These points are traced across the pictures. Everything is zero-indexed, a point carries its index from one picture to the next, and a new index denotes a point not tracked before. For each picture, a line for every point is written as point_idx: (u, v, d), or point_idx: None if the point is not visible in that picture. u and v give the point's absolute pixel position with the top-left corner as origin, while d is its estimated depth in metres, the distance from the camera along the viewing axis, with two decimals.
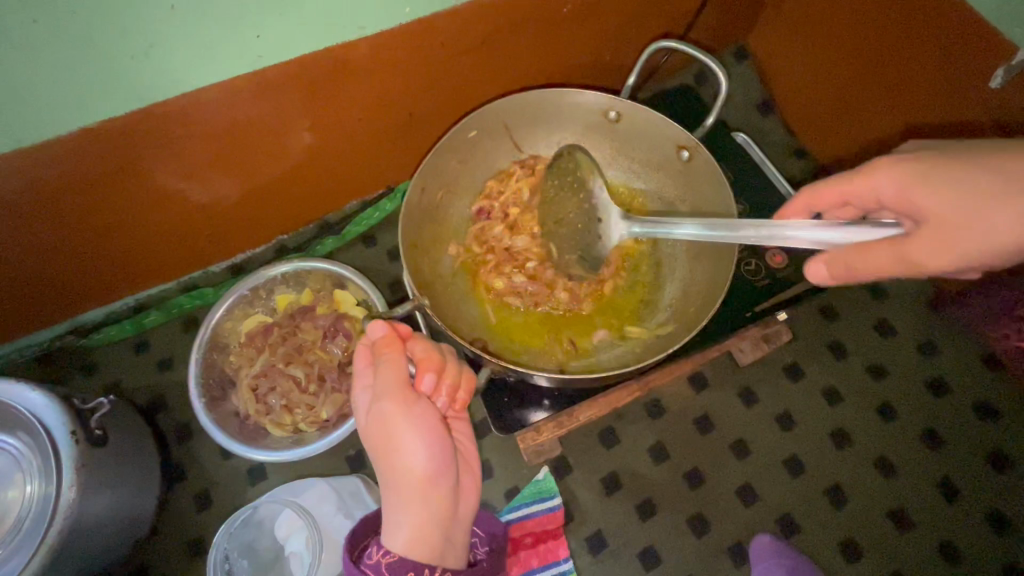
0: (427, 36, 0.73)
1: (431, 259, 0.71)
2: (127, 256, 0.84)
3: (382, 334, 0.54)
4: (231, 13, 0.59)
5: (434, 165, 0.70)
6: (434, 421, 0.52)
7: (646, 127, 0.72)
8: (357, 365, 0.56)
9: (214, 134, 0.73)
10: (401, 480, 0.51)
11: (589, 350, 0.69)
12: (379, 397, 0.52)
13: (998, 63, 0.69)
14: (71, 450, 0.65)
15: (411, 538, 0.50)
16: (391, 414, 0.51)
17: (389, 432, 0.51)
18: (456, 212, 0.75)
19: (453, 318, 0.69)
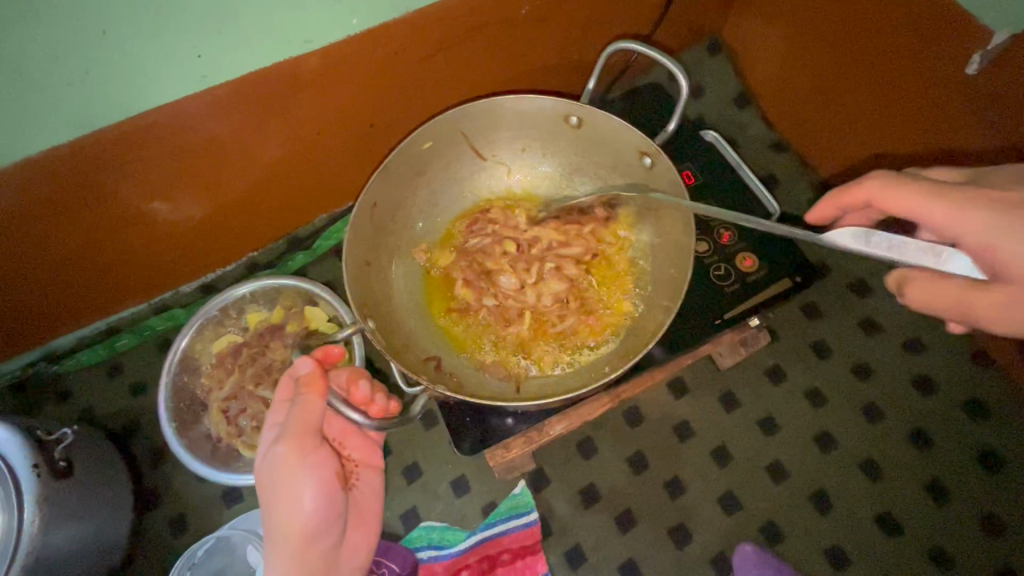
0: (380, 46, 0.71)
1: (387, 276, 0.70)
2: (92, 282, 0.83)
3: (304, 372, 0.53)
4: (168, 35, 0.58)
5: (388, 179, 0.68)
6: (326, 481, 0.52)
7: (605, 133, 0.69)
8: (277, 395, 0.56)
9: (166, 159, 0.72)
10: (285, 527, 0.51)
11: (553, 366, 0.67)
12: (275, 443, 0.52)
13: (974, 49, 0.66)
14: (32, 484, 0.64)
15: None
16: (284, 465, 0.51)
17: (282, 477, 0.51)
18: (413, 226, 0.73)
19: (408, 337, 0.67)
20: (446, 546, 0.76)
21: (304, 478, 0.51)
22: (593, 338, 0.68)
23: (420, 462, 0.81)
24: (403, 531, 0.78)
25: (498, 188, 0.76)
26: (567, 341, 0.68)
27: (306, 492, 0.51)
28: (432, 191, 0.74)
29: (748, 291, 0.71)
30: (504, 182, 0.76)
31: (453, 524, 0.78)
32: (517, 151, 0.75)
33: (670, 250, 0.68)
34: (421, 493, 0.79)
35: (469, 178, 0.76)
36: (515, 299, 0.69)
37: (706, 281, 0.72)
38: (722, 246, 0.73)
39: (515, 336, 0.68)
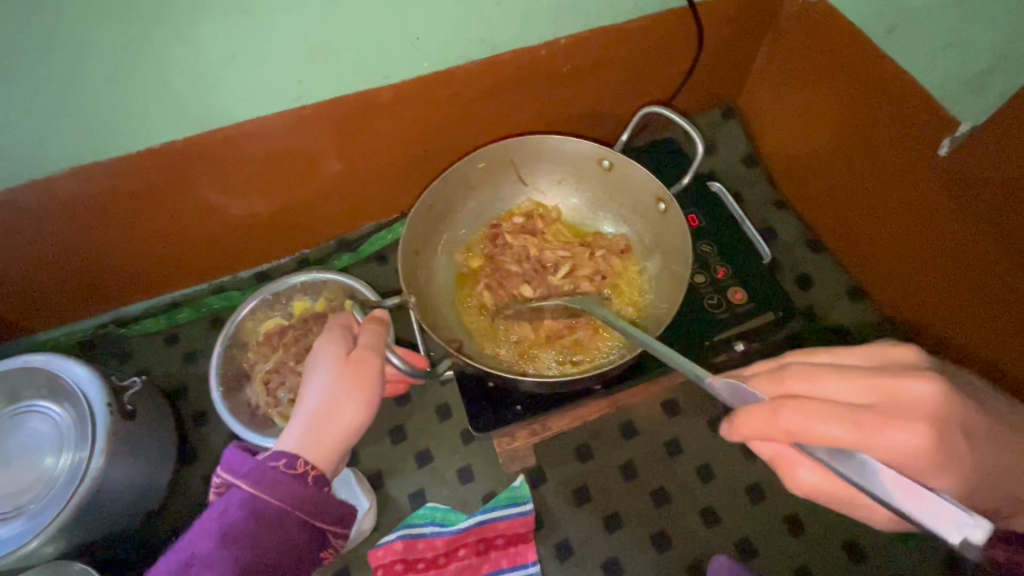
0: (443, 86, 0.85)
1: (426, 271, 0.81)
2: (168, 259, 0.96)
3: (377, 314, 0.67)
4: (279, 62, 0.72)
5: (442, 190, 0.81)
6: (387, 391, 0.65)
7: (631, 178, 0.82)
8: (331, 325, 0.66)
9: (254, 161, 0.85)
10: (339, 411, 0.59)
11: (559, 367, 0.76)
12: (364, 348, 0.62)
13: (944, 134, 0.77)
14: (105, 419, 0.75)
15: (322, 456, 0.58)
16: (372, 365, 0.62)
17: (352, 371, 0.61)
18: (455, 233, 0.86)
19: (439, 324, 0.78)
20: (448, 525, 0.83)
21: (381, 381, 0.63)
22: (598, 342, 0.77)
23: (432, 448, 0.90)
24: (410, 509, 0.86)
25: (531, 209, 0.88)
26: (573, 348, 0.77)
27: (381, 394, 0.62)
28: (477, 207, 0.87)
29: (737, 321, 0.80)
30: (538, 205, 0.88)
31: (455, 507, 0.86)
32: (554, 182, 0.88)
33: (672, 281, 0.79)
34: (430, 476, 0.88)
35: (508, 200, 0.88)
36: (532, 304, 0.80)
37: (701, 309, 0.81)
38: (718, 279, 0.83)
39: (530, 335, 0.78)
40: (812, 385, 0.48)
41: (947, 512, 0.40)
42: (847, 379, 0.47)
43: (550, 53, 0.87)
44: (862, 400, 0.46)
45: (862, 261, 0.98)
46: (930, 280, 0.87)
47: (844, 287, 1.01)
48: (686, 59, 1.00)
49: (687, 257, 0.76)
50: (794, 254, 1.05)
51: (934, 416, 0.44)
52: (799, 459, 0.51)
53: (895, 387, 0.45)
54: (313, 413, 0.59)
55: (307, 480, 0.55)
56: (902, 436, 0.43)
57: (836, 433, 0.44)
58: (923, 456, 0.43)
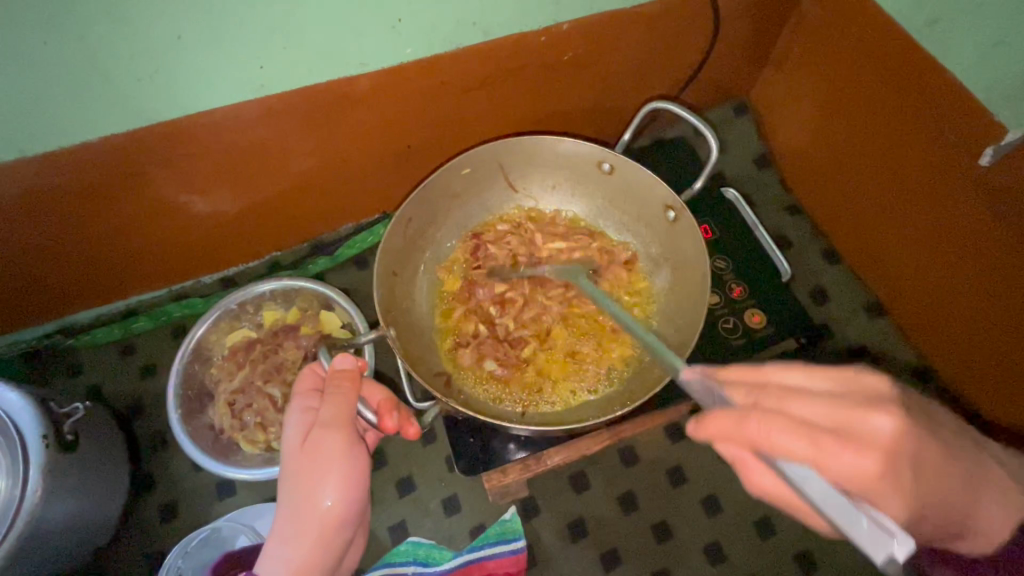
0: (429, 75, 0.75)
1: (406, 291, 0.73)
2: (117, 263, 0.85)
3: (345, 367, 0.55)
4: (235, 45, 0.62)
5: (424, 198, 0.72)
6: (365, 467, 0.55)
7: (636, 183, 0.74)
8: (300, 386, 0.58)
9: (214, 157, 0.75)
10: (310, 520, 0.53)
11: (555, 400, 0.69)
12: (323, 430, 0.53)
13: (988, 141, 0.69)
14: (41, 453, 0.65)
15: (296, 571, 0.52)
16: (332, 451, 0.53)
17: (320, 471, 0.53)
18: (439, 247, 0.77)
19: (420, 353, 0.70)
20: (432, 564, 0.76)
21: (349, 468, 0.53)
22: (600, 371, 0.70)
23: (415, 477, 0.82)
24: (390, 544, 0.79)
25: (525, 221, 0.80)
26: (571, 377, 0.70)
27: (352, 477, 0.54)
28: (462, 215, 0.78)
29: (752, 346, 0.73)
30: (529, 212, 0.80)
31: (440, 543, 0.79)
32: (548, 187, 0.79)
33: (684, 299, 0.72)
34: (412, 507, 0.80)
35: (496, 207, 0.80)
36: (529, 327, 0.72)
37: (715, 333, 0.74)
38: (732, 299, 0.76)
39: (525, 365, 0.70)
40: (780, 401, 0.39)
41: (873, 521, 0.33)
42: (808, 405, 0.39)
43: (549, 40, 0.77)
44: (817, 419, 0.38)
45: (880, 273, 0.92)
46: (954, 298, 0.80)
47: (861, 301, 0.94)
48: (699, 48, 0.90)
49: (704, 274, 0.68)
50: (807, 264, 0.97)
51: (898, 449, 0.37)
52: (755, 463, 0.41)
53: (856, 417, 0.38)
54: (282, 525, 0.53)
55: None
56: (855, 458, 0.36)
57: (792, 449, 0.37)
58: (869, 484, 0.36)
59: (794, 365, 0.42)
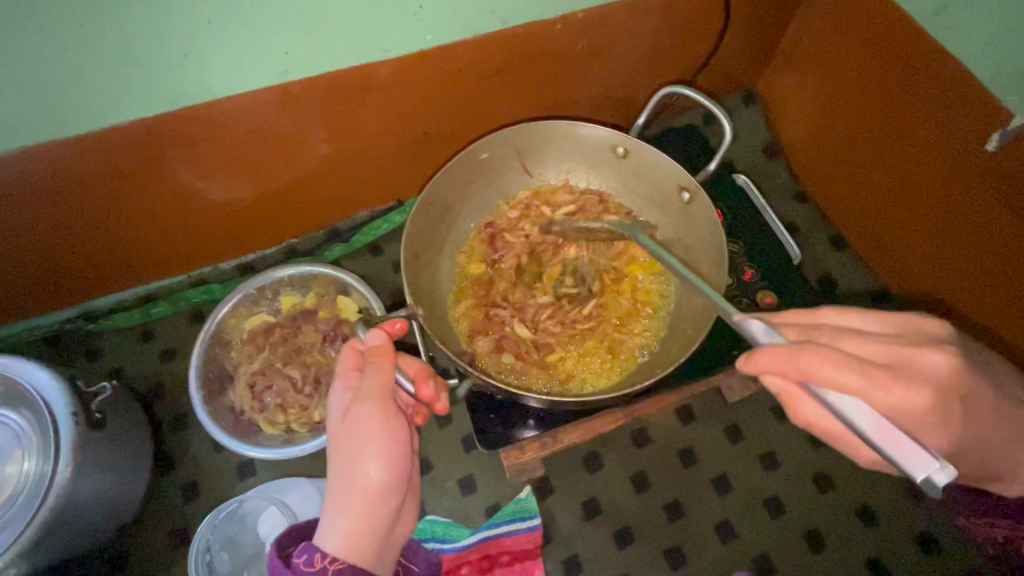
0: (447, 62, 0.77)
1: (426, 272, 0.75)
2: (139, 248, 0.87)
3: (377, 343, 0.58)
4: (262, 30, 0.63)
5: (445, 180, 0.74)
6: (405, 438, 0.57)
7: (650, 166, 0.77)
8: (341, 365, 0.60)
9: (237, 141, 0.77)
10: (360, 488, 0.53)
11: (567, 378, 0.71)
12: (362, 402, 0.56)
13: (994, 128, 0.71)
14: (70, 431, 0.67)
15: (350, 543, 0.52)
16: (374, 419, 0.55)
17: (365, 437, 0.54)
18: (458, 229, 0.80)
19: (439, 332, 0.72)
20: (449, 541, 0.78)
21: (393, 432, 0.55)
22: (615, 351, 0.72)
23: (432, 457, 0.84)
24: None
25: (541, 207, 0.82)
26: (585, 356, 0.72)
27: (392, 448, 0.56)
28: (481, 199, 0.80)
29: None
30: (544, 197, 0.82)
31: (456, 521, 0.80)
32: (564, 173, 0.82)
33: (696, 279, 0.74)
34: (429, 487, 0.82)
35: (511, 192, 0.82)
36: (547, 308, 0.74)
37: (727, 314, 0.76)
38: (744, 282, 0.78)
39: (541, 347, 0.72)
40: (835, 339, 0.43)
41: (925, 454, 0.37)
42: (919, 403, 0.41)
43: (565, 27, 0.79)
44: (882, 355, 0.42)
45: (887, 259, 0.93)
46: (961, 282, 0.82)
47: (867, 288, 0.96)
48: (710, 37, 0.92)
49: (719, 251, 0.71)
50: (815, 252, 0.99)
51: (952, 386, 0.41)
52: (800, 396, 0.47)
53: (912, 354, 0.41)
54: (333, 499, 0.54)
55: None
56: (906, 394, 0.39)
57: (845, 383, 0.39)
58: (918, 416, 0.40)
59: (851, 311, 0.46)
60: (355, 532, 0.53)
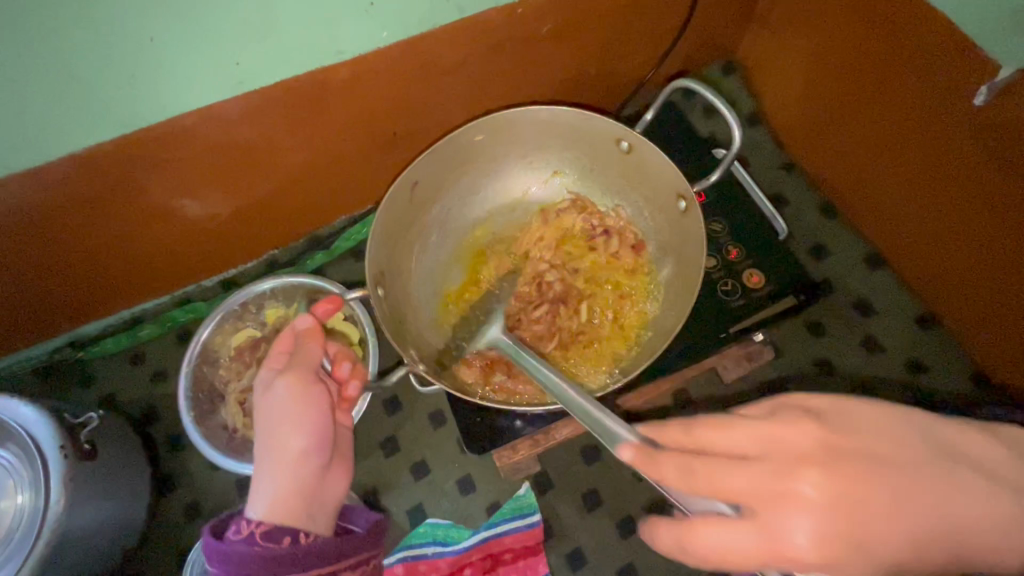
0: (407, 59, 0.74)
1: (399, 256, 0.74)
2: (119, 273, 0.86)
3: (307, 324, 0.66)
4: (209, 43, 0.61)
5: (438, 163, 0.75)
6: (323, 411, 0.62)
7: (654, 168, 0.74)
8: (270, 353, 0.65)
9: (203, 157, 0.75)
10: (284, 453, 0.59)
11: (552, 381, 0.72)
12: (280, 377, 0.62)
13: (981, 81, 0.68)
14: (60, 464, 0.66)
15: (275, 506, 0.56)
16: (291, 390, 0.61)
17: (284, 407, 0.60)
18: (444, 215, 0.79)
19: (402, 329, 0.71)
20: (450, 543, 0.78)
21: (310, 400, 0.61)
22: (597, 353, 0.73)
23: (429, 460, 0.84)
24: (410, 526, 0.81)
25: (540, 203, 0.82)
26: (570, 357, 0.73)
27: (312, 414, 0.61)
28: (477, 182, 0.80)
29: (752, 307, 0.74)
30: (540, 195, 0.82)
31: (457, 522, 0.80)
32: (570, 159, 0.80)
33: (682, 281, 0.72)
34: (428, 490, 0.82)
35: (511, 174, 0.81)
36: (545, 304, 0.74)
37: (716, 299, 0.75)
38: (729, 261, 0.76)
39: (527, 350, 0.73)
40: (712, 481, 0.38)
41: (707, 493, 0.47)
42: (732, 464, 0.37)
43: (527, 12, 0.76)
44: (750, 451, 0.38)
45: (881, 225, 0.90)
46: (953, 244, 0.80)
47: (862, 255, 0.93)
48: (681, 8, 0.88)
49: (696, 268, 0.69)
50: (805, 222, 0.97)
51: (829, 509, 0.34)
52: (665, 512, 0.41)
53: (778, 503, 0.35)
54: (259, 478, 0.59)
55: (261, 543, 0.54)
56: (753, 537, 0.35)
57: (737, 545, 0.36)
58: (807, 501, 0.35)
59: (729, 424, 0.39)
60: (280, 495, 0.57)
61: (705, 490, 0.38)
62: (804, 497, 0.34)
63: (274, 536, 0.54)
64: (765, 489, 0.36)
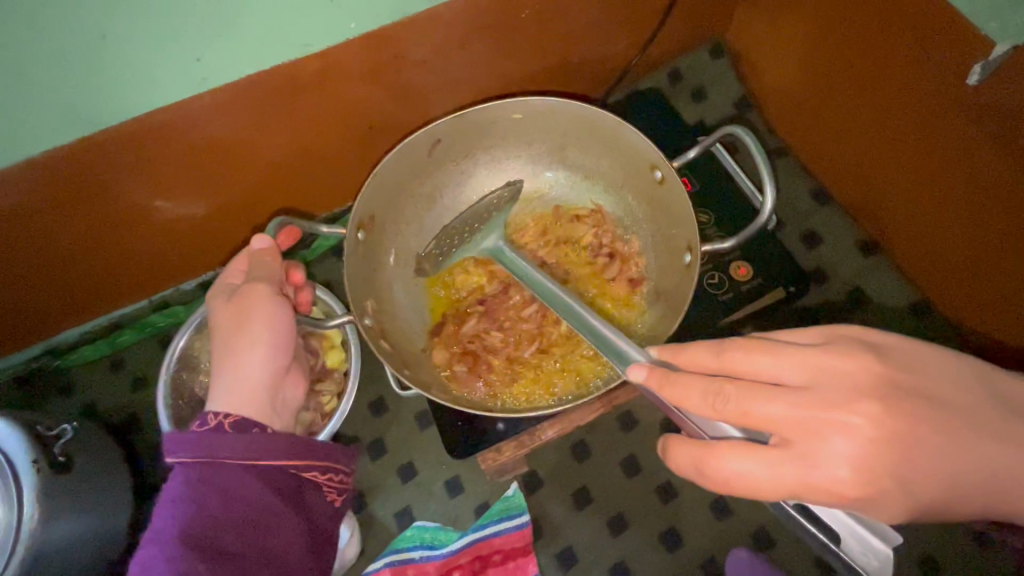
0: (378, 49, 0.71)
1: (395, 208, 0.77)
2: (91, 279, 0.84)
3: (263, 246, 0.69)
4: (164, 39, 0.58)
5: (457, 137, 0.76)
6: (289, 311, 0.67)
7: (677, 204, 0.72)
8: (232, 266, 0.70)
9: (170, 156, 0.72)
10: (249, 355, 0.64)
11: (536, 388, 0.73)
12: (246, 287, 0.66)
13: (976, 58, 0.65)
14: (32, 478, 0.66)
15: (241, 401, 0.62)
16: (256, 298, 0.65)
17: (247, 314, 0.65)
18: (451, 181, 0.80)
19: (370, 283, 0.74)
20: (437, 547, 0.76)
21: (275, 309, 0.66)
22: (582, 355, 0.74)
23: (416, 461, 0.82)
24: (397, 529, 0.79)
25: (558, 200, 0.82)
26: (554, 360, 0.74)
27: (276, 320, 0.66)
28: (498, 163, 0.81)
29: (737, 301, 0.76)
30: (562, 193, 0.83)
31: (445, 524, 0.79)
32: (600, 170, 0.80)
33: (665, 311, 0.72)
34: (416, 492, 0.81)
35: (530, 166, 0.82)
36: (533, 305, 0.76)
37: (705, 294, 0.76)
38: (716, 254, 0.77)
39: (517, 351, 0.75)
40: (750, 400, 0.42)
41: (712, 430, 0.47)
42: (770, 393, 0.41)
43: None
44: (788, 379, 0.42)
45: (873, 211, 0.88)
46: (947, 229, 0.77)
47: (854, 241, 0.91)
48: None
49: (682, 304, 0.68)
50: (797, 208, 0.94)
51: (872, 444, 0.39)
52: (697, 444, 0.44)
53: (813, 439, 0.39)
54: (223, 375, 0.63)
55: (226, 432, 0.58)
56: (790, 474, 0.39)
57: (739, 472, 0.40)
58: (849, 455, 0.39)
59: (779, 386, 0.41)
60: (247, 393, 0.62)
61: (732, 416, 0.42)
62: (850, 426, 0.39)
63: (240, 425, 0.59)
64: (806, 422, 0.40)
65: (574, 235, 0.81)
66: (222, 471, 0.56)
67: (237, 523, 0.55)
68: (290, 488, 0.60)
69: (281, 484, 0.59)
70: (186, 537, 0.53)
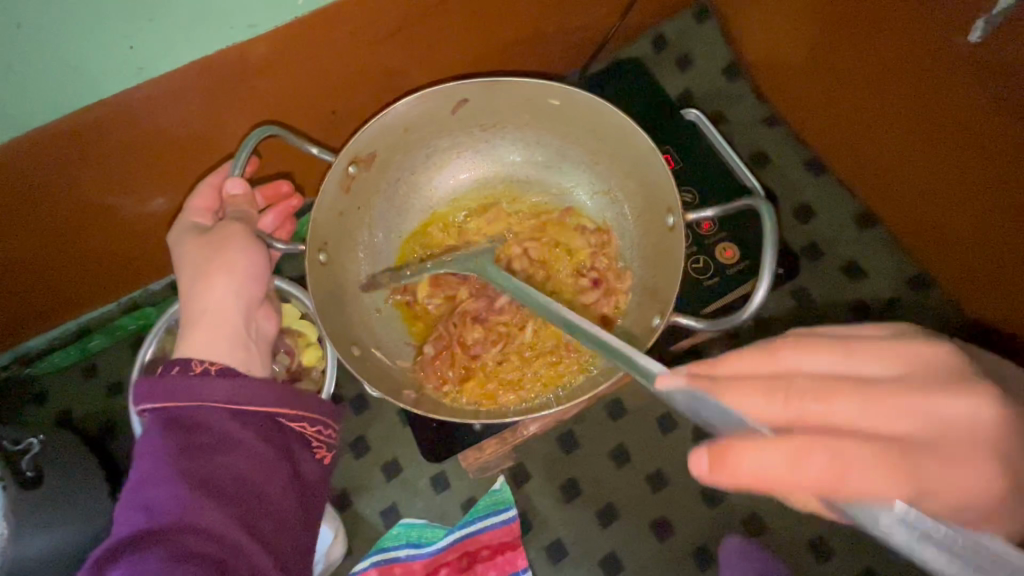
0: (331, 27, 0.66)
1: (401, 152, 0.73)
2: (51, 285, 0.80)
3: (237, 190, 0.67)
4: (90, 27, 0.53)
5: (481, 103, 0.71)
6: (264, 251, 0.65)
7: (671, 238, 0.68)
8: (200, 204, 0.68)
9: (118, 151, 0.68)
10: (225, 294, 0.61)
11: (508, 391, 0.71)
12: (227, 225, 0.64)
13: (978, 14, 0.59)
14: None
15: (218, 348, 0.59)
16: (234, 237, 0.63)
17: (220, 251, 0.62)
18: (466, 145, 0.77)
19: (345, 221, 0.70)
20: (424, 545, 0.76)
21: (252, 249, 0.63)
22: (556, 353, 0.72)
23: (400, 458, 0.80)
24: (384, 527, 0.78)
25: (575, 202, 0.79)
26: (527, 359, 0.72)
27: (253, 259, 0.63)
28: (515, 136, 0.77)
29: (728, 285, 0.72)
30: (569, 198, 0.79)
31: (433, 520, 0.78)
32: (612, 182, 0.76)
33: (624, 352, 0.69)
34: (401, 489, 0.79)
35: (540, 156, 0.78)
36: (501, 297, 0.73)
37: (687, 278, 0.73)
38: (702, 236, 0.75)
39: (486, 353, 0.72)
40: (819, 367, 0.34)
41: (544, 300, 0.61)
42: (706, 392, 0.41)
43: None
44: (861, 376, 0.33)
45: (871, 179, 0.84)
46: (948, 196, 0.73)
47: (850, 214, 0.87)
48: None
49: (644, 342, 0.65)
50: (789, 181, 0.90)
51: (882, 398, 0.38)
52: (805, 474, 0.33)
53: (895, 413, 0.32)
54: (195, 322, 0.60)
55: (209, 376, 0.55)
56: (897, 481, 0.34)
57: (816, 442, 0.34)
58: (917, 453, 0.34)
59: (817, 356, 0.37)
60: (224, 338, 0.60)
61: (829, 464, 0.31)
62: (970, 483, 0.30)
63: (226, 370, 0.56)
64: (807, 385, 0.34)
65: (569, 240, 0.77)
66: (212, 416, 0.53)
67: (234, 464, 0.52)
68: (280, 438, 0.57)
69: (273, 434, 0.56)
70: (182, 474, 0.50)
